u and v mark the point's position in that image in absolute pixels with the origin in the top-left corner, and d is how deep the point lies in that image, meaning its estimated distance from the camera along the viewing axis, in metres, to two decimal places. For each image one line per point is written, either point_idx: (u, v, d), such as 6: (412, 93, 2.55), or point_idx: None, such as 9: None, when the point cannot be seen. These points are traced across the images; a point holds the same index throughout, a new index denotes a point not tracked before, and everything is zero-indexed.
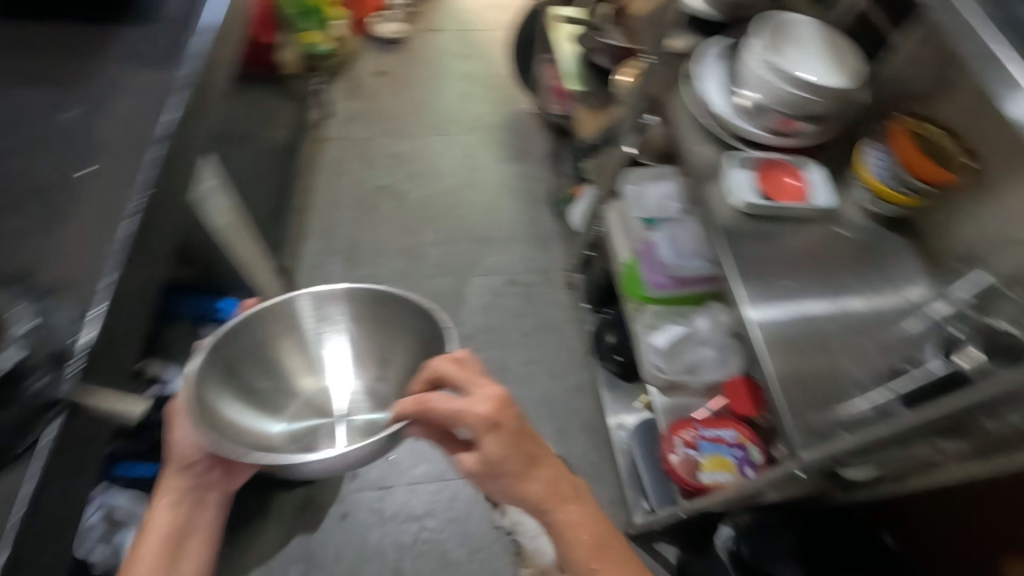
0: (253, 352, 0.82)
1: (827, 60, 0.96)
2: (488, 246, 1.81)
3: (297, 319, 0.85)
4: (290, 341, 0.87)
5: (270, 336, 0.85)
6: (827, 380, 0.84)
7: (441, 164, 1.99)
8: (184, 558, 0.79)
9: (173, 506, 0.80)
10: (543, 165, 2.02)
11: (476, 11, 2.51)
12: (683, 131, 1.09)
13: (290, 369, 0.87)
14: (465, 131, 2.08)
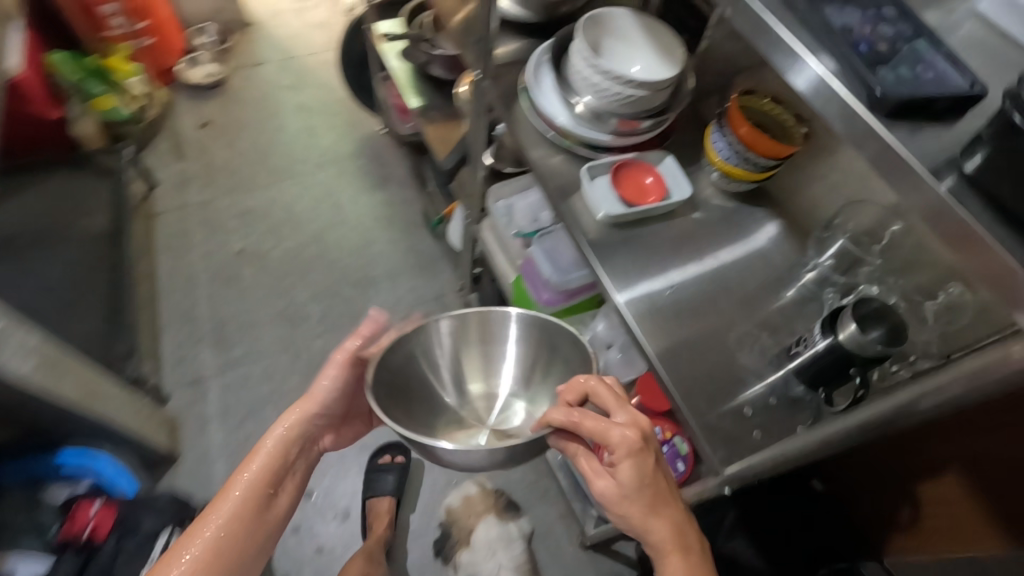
0: (421, 364, 0.90)
1: (647, 47, 0.88)
2: (370, 291, 1.69)
3: (464, 330, 0.92)
4: (451, 356, 0.92)
5: (486, 337, 0.93)
6: (726, 377, 0.78)
7: (295, 212, 1.81)
8: (283, 492, 0.90)
9: (289, 440, 0.89)
10: (408, 186, 1.91)
11: (296, 31, 2.24)
12: (530, 147, 0.92)
13: (463, 378, 0.94)
14: (313, 169, 1.90)
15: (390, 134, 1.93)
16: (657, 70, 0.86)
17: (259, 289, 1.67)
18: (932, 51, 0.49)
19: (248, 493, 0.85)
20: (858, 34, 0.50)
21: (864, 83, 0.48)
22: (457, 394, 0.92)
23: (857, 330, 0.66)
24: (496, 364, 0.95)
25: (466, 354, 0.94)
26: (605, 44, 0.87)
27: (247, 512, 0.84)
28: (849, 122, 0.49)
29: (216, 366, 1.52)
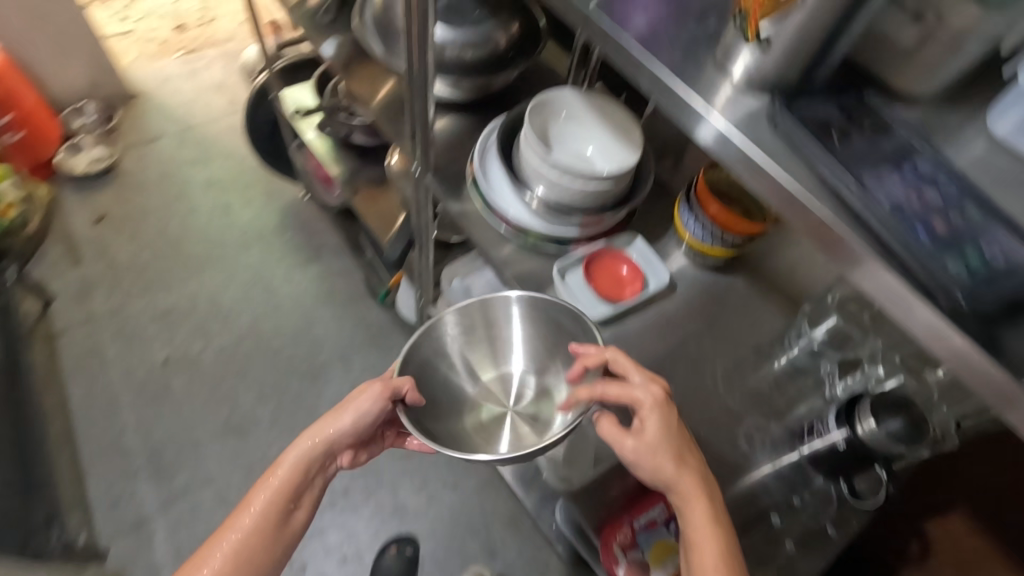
0: (434, 359, 0.82)
1: (601, 131, 0.82)
2: (322, 380, 1.55)
3: (473, 319, 0.83)
4: (462, 346, 0.84)
5: (497, 321, 0.84)
6: None
7: (222, 305, 1.64)
8: (301, 508, 0.76)
9: (306, 457, 0.75)
10: (344, 254, 1.77)
11: (189, 95, 2.03)
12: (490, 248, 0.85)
13: (480, 365, 0.85)
14: (235, 253, 1.73)
15: (315, 202, 1.77)
16: (612, 154, 0.80)
17: (194, 401, 1.49)
18: (986, 225, 0.42)
19: (265, 507, 0.72)
20: (911, 212, 0.42)
21: (922, 278, 0.40)
22: (476, 383, 0.84)
23: (877, 426, 0.62)
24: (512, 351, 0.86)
25: (480, 341, 0.85)
26: (555, 130, 0.82)
27: (255, 538, 0.71)
28: (897, 314, 0.42)
29: (160, 502, 1.35)
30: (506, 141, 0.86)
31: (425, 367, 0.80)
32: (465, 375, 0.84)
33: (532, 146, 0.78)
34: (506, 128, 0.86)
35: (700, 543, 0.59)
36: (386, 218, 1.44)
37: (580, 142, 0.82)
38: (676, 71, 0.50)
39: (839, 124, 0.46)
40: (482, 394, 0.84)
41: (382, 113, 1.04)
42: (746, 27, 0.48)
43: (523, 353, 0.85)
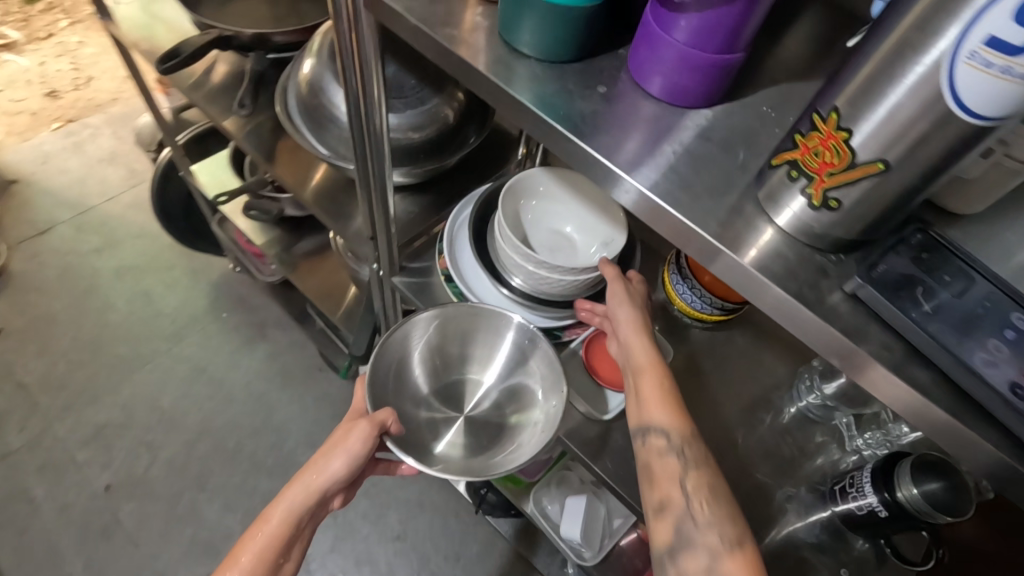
0: (401, 360, 0.78)
1: (577, 211, 0.81)
2: (291, 472, 1.40)
3: (444, 326, 0.79)
4: (434, 347, 0.80)
5: (470, 330, 0.80)
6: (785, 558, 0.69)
7: (161, 410, 1.45)
8: (291, 556, 0.69)
9: (297, 507, 0.67)
10: (291, 325, 1.60)
11: (80, 172, 1.79)
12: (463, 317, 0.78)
13: (444, 367, 0.82)
14: (166, 346, 1.53)
15: (249, 274, 1.59)
16: (593, 237, 0.79)
17: (148, 530, 1.32)
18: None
19: (253, 560, 0.65)
20: None
21: None
22: (441, 381, 0.81)
23: (918, 492, 0.61)
24: (479, 360, 0.82)
25: (448, 343, 0.81)
26: (530, 214, 0.79)
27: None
28: None
29: None
30: (477, 230, 0.80)
31: (394, 366, 0.76)
32: (426, 375, 0.80)
33: (511, 240, 0.73)
34: (476, 214, 0.81)
35: (640, 362, 0.61)
36: (333, 292, 1.31)
37: (558, 223, 0.80)
38: (713, 196, 0.39)
39: (922, 280, 0.34)
40: (439, 396, 0.81)
41: (326, 207, 0.94)
42: (808, 185, 0.35)
43: (494, 367, 0.81)
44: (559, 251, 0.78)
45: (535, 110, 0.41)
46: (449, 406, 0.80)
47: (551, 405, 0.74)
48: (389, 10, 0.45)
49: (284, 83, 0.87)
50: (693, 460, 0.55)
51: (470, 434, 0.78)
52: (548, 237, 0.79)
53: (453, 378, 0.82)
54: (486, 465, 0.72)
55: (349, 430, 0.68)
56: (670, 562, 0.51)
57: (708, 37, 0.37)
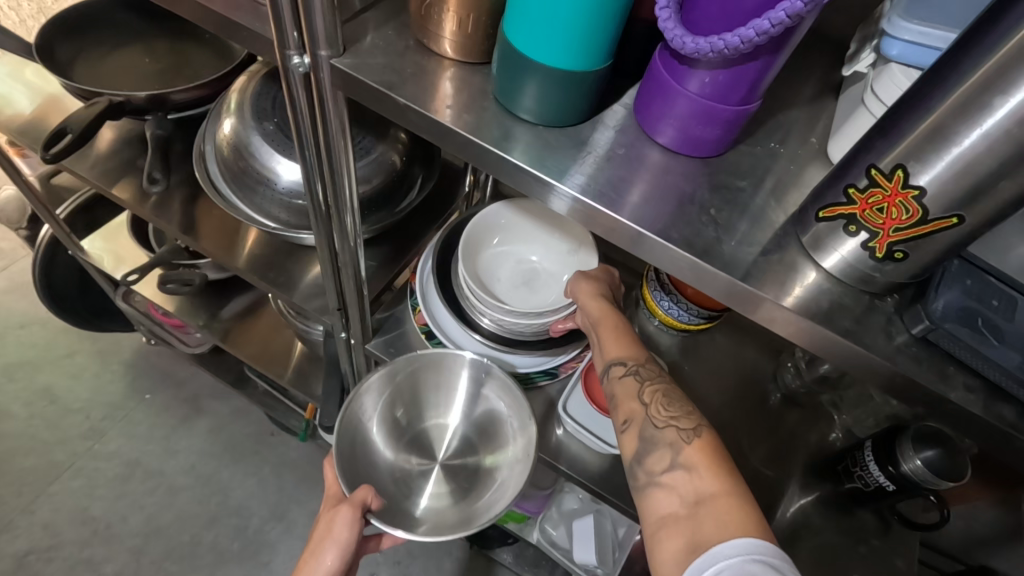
0: (361, 432, 0.70)
1: (544, 240, 0.77)
2: (261, 554, 1.26)
3: (399, 380, 0.72)
4: (391, 404, 0.73)
5: (428, 378, 0.73)
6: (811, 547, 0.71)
7: (95, 521, 1.26)
8: None
9: None
10: (226, 393, 1.44)
11: None
12: (422, 363, 0.71)
13: (408, 418, 0.75)
14: (85, 446, 1.33)
15: (168, 346, 1.39)
16: (564, 267, 0.76)
17: None
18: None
19: None
20: None
21: None
22: (407, 435, 0.74)
23: (922, 461, 0.64)
24: (440, 404, 0.76)
25: (407, 397, 0.74)
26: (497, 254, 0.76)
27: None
28: None
29: None
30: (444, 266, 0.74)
31: (355, 438, 0.69)
32: (391, 435, 0.73)
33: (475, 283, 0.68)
34: (436, 256, 0.74)
35: (595, 313, 0.61)
36: (276, 354, 1.20)
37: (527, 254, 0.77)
38: (756, 248, 0.38)
39: (980, 311, 0.33)
40: (409, 448, 0.74)
41: (269, 275, 0.83)
42: (870, 240, 0.33)
43: (458, 407, 0.75)
44: (527, 284, 0.74)
45: (557, 183, 0.38)
46: (422, 456, 0.74)
47: (523, 440, 0.69)
48: (365, 88, 0.40)
49: (199, 146, 0.76)
50: (652, 377, 0.54)
51: (450, 479, 0.74)
52: (515, 271, 0.75)
53: (422, 426, 0.76)
54: (474, 512, 0.68)
55: (332, 520, 0.60)
56: (638, 467, 0.49)
57: (730, 91, 0.35)
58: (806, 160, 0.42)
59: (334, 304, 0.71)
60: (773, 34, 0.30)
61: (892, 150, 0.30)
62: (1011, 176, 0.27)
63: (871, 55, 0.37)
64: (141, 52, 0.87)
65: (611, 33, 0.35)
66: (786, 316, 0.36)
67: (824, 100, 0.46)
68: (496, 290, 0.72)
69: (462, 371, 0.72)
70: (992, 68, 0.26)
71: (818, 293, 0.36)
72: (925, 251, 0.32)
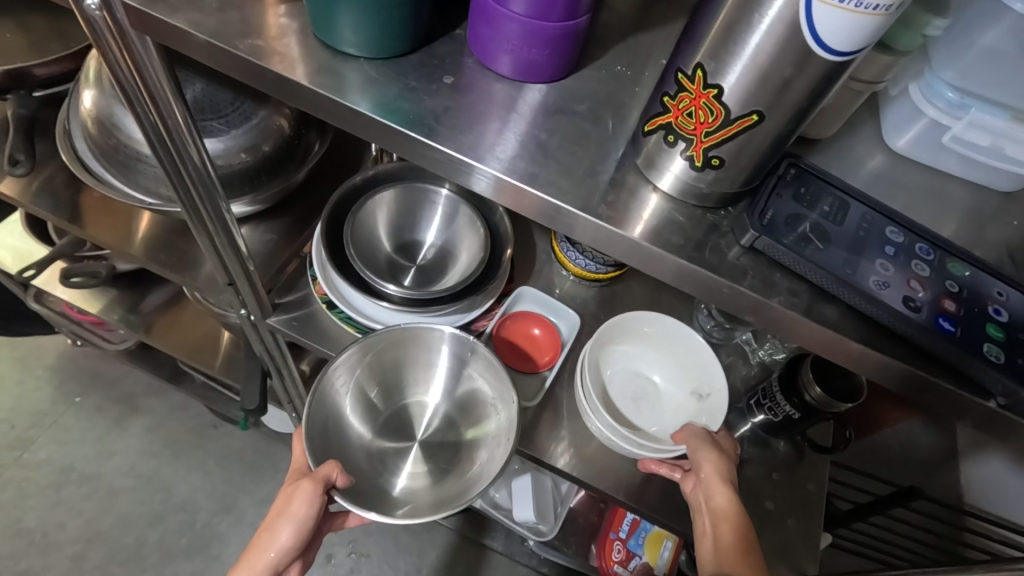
0: (334, 411, 0.65)
1: (669, 362, 0.71)
2: (211, 548, 1.23)
3: (375, 357, 0.67)
4: (369, 381, 0.68)
5: (402, 355, 0.69)
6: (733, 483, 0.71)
7: (30, 532, 1.20)
8: None
9: None
10: (162, 390, 1.37)
11: None
12: (388, 336, 0.65)
13: (382, 396, 0.70)
14: (13, 456, 1.27)
15: (94, 346, 1.32)
16: (463, 229, 0.74)
17: None
18: (988, 273, 0.33)
19: None
20: (928, 306, 0.31)
21: (985, 384, 0.31)
22: (385, 412, 0.71)
23: (821, 388, 0.65)
24: (417, 380, 0.72)
25: (381, 374, 0.69)
26: (610, 361, 0.71)
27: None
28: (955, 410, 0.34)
29: None
30: (334, 231, 0.70)
31: (328, 418, 0.64)
32: (366, 415, 0.69)
33: (589, 392, 0.66)
34: (327, 220, 0.70)
35: (717, 509, 0.54)
36: (204, 345, 1.16)
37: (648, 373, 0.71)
38: (599, 173, 0.36)
39: (810, 218, 0.33)
40: (386, 428, 0.70)
41: (164, 259, 0.78)
42: (687, 149, 0.31)
43: (438, 383, 0.72)
44: (645, 407, 0.69)
45: (382, 120, 0.36)
46: (398, 435, 0.70)
47: (505, 414, 0.66)
48: (171, 30, 0.37)
49: (64, 125, 0.71)
50: None
51: (430, 458, 0.70)
52: (628, 384, 0.70)
53: (399, 403, 0.72)
54: (456, 488, 0.64)
55: (292, 495, 0.57)
56: None
57: (548, 6, 0.34)
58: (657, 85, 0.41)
59: (223, 281, 0.67)
60: None
61: (695, 51, 0.29)
62: (801, 67, 0.26)
63: None
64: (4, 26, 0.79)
65: None
66: (626, 241, 0.35)
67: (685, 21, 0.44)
68: (608, 403, 0.68)
69: (439, 347, 0.68)
70: None
71: (656, 216, 0.35)
72: (743, 158, 0.31)
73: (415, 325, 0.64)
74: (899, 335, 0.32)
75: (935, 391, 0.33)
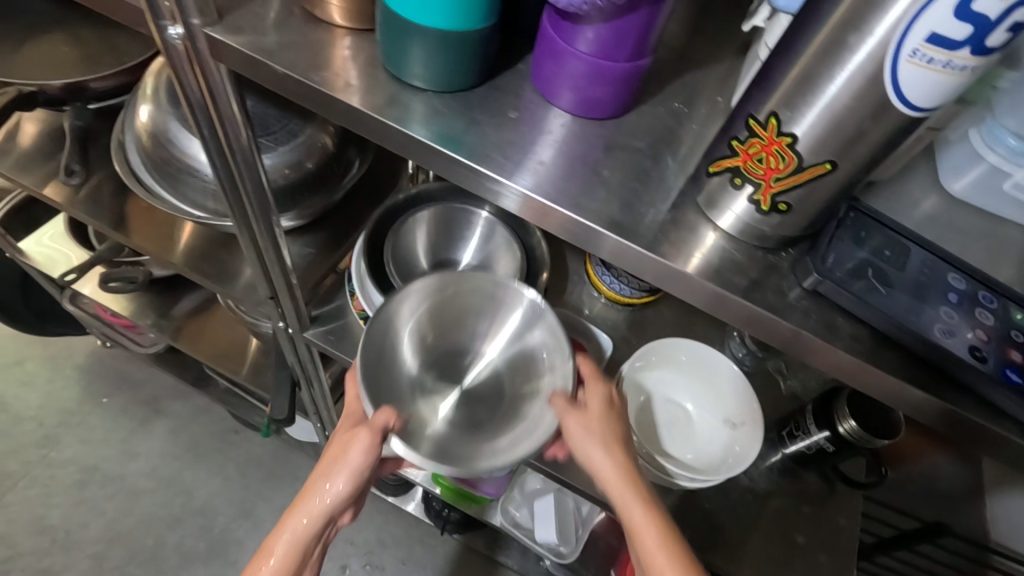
0: (383, 341, 0.55)
1: (703, 390, 0.71)
2: (228, 554, 1.23)
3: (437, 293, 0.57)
4: (423, 314, 0.57)
5: (465, 300, 0.58)
6: (763, 515, 0.70)
7: (54, 530, 1.22)
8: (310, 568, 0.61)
9: (303, 523, 0.56)
10: (185, 394, 1.39)
11: None
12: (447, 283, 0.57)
13: (437, 336, 0.58)
14: (40, 454, 1.29)
15: (123, 348, 1.35)
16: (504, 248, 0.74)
17: None
18: None
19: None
20: (994, 356, 0.31)
21: None
22: (431, 353, 0.58)
23: (856, 423, 0.65)
24: (476, 331, 0.59)
25: (439, 315, 0.58)
26: (643, 387, 0.70)
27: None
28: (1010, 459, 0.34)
29: None
30: (374, 247, 0.71)
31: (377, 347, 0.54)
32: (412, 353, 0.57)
33: None
34: (368, 236, 0.71)
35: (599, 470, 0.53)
36: (232, 351, 1.17)
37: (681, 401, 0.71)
38: (658, 209, 0.37)
39: (872, 264, 0.34)
40: (429, 369, 0.57)
41: (206, 269, 0.80)
42: (754, 192, 0.32)
43: (498, 338, 0.59)
44: (677, 435, 0.69)
45: (448, 152, 0.36)
46: (443, 378, 0.58)
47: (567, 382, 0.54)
48: (245, 59, 0.39)
49: (118, 136, 0.74)
50: None
51: (468, 412, 0.57)
52: (659, 412, 0.70)
53: (454, 346, 0.59)
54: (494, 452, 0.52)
55: (349, 441, 0.53)
56: None
57: (615, 47, 0.35)
58: (713, 121, 0.41)
59: (266, 294, 0.69)
60: None
61: (767, 100, 0.29)
62: (877, 119, 0.27)
63: (766, 9, 0.36)
64: (62, 39, 0.82)
65: None
66: (684, 279, 0.35)
67: (739, 59, 0.45)
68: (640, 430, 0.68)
69: (513, 300, 0.57)
70: (845, 10, 0.25)
71: (714, 254, 0.35)
72: (809, 203, 0.31)
73: (496, 279, 0.56)
74: (965, 384, 0.33)
75: (994, 440, 0.33)
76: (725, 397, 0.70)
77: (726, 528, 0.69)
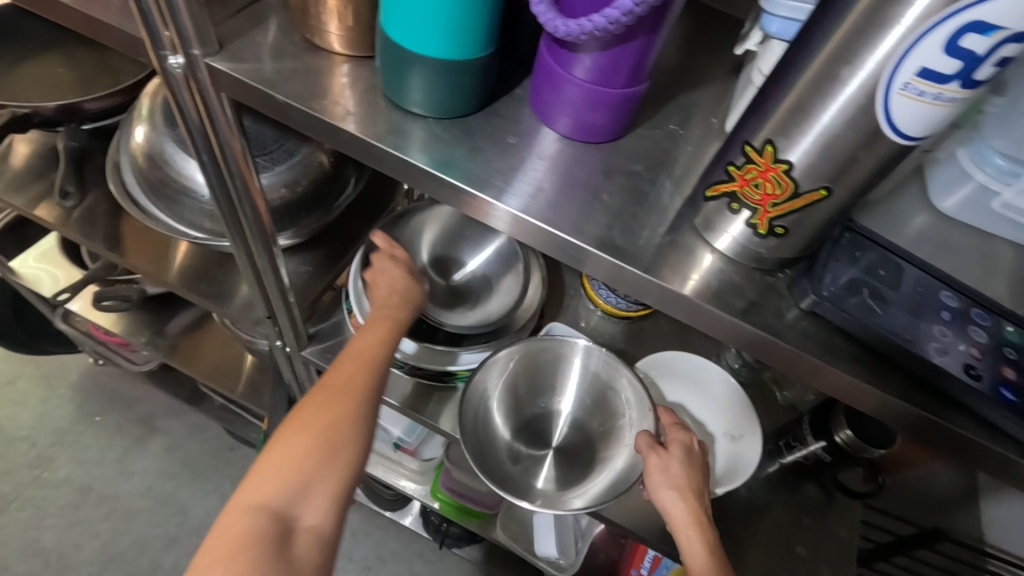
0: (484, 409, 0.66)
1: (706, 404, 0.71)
2: None
3: (524, 368, 0.68)
4: (519, 378, 0.68)
5: (544, 372, 0.69)
6: (764, 526, 0.70)
7: (47, 552, 1.20)
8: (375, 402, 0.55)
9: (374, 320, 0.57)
10: (180, 411, 1.37)
11: None
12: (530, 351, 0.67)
13: (524, 400, 0.69)
14: (32, 476, 1.27)
15: (117, 366, 1.33)
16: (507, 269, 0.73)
17: None
18: None
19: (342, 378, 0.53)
20: (991, 375, 0.32)
21: None
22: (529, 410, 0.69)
23: (852, 431, 0.65)
24: (553, 390, 0.69)
25: (532, 374, 0.69)
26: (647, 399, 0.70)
27: (344, 402, 0.51)
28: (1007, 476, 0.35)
29: None
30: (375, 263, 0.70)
31: (478, 413, 0.65)
32: (510, 410, 0.68)
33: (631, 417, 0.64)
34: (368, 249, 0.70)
35: (673, 514, 0.53)
36: (229, 368, 1.17)
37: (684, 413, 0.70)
38: (658, 231, 0.37)
39: (868, 282, 0.34)
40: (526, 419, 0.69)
41: (203, 288, 0.80)
42: (752, 217, 0.33)
43: (571, 392, 0.69)
44: None
45: (445, 177, 0.37)
46: (534, 442, 0.68)
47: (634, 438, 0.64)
48: (248, 90, 0.39)
49: (114, 156, 0.74)
50: None
51: (563, 468, 0.67)
52: None
53: (537, 404, 0.70)
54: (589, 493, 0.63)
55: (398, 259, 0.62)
56: None
57: (613, 74, 0.35)
58: (706, 142, 0.42)
59: (263, 314, 0.70)
60: (638, 13, 0.30)
61: (763, 127, 0.30)
62: (869, 147, 0.27)
63: (758, 34, 0.37)
64: (58, 59, 0.82)
65: (489, 18, 0.34)
66: (682, 301, 0.36)
67: (731, 80, 0.46)
68: None
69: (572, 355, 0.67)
70: (836, 43, 0.26)
71: (712, 275, 0.36)
72: (805, 225, 0.32)
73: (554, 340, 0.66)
74: (964, 405, 0.34)
75: (988, 453, 0.34)
76: (727, 411, 0.70)
77: (728, 542, 0.69)
